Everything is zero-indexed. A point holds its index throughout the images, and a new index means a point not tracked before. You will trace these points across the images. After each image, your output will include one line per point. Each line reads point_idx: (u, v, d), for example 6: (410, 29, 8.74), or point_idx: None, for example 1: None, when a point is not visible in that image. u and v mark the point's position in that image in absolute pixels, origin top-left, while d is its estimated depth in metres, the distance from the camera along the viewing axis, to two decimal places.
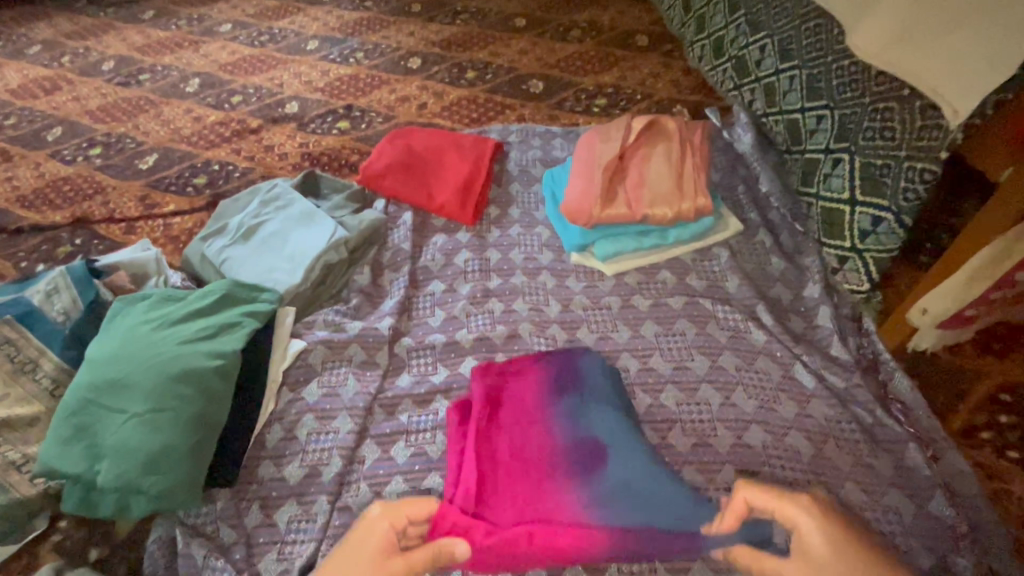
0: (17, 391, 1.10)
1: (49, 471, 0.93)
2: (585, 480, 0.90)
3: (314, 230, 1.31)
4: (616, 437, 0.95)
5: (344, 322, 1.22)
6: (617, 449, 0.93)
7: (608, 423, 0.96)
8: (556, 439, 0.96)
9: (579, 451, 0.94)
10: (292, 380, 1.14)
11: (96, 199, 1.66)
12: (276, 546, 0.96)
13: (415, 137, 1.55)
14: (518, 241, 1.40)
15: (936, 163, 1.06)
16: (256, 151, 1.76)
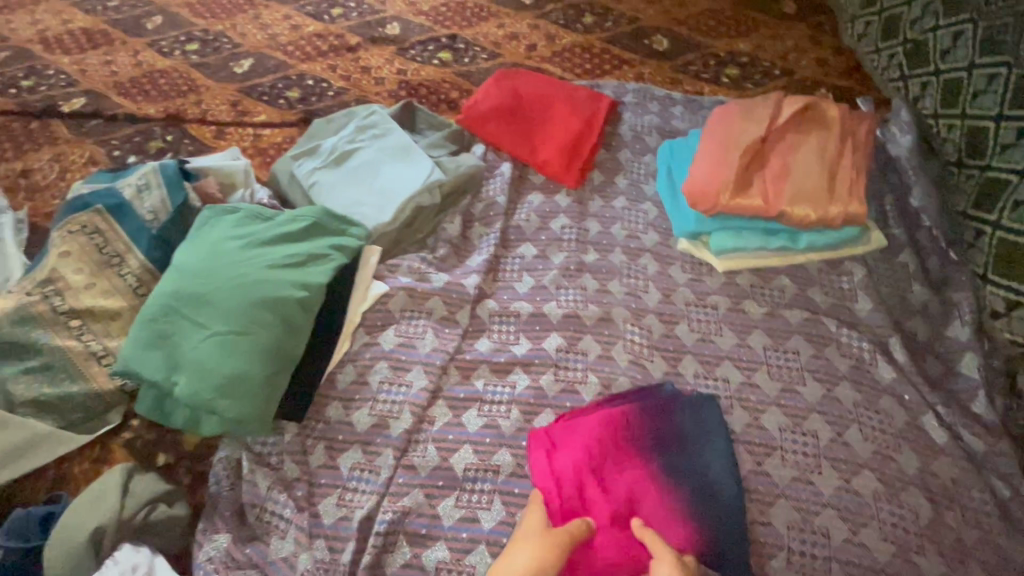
0: (103, 283, 1.11)
1: (129, 371, 0.93)
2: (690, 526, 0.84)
3: (410, 167, 1.22)
4: (717, 498, 0.87)
5: (428, 271, 1.14)
6: (714, 497, 0.87)
7: (701, 464, 0.90)
8: (654, 477, 0.88)
9: (675, 495, 0.86)
10: (368, 323, 1.08)
11: (189, 97, 1.62)
12: (336, 490, 0.93)
13: (523, 81, 1.41)
14: (621, 215, 1.27)
15: None
16: (352, 70, 1.65)
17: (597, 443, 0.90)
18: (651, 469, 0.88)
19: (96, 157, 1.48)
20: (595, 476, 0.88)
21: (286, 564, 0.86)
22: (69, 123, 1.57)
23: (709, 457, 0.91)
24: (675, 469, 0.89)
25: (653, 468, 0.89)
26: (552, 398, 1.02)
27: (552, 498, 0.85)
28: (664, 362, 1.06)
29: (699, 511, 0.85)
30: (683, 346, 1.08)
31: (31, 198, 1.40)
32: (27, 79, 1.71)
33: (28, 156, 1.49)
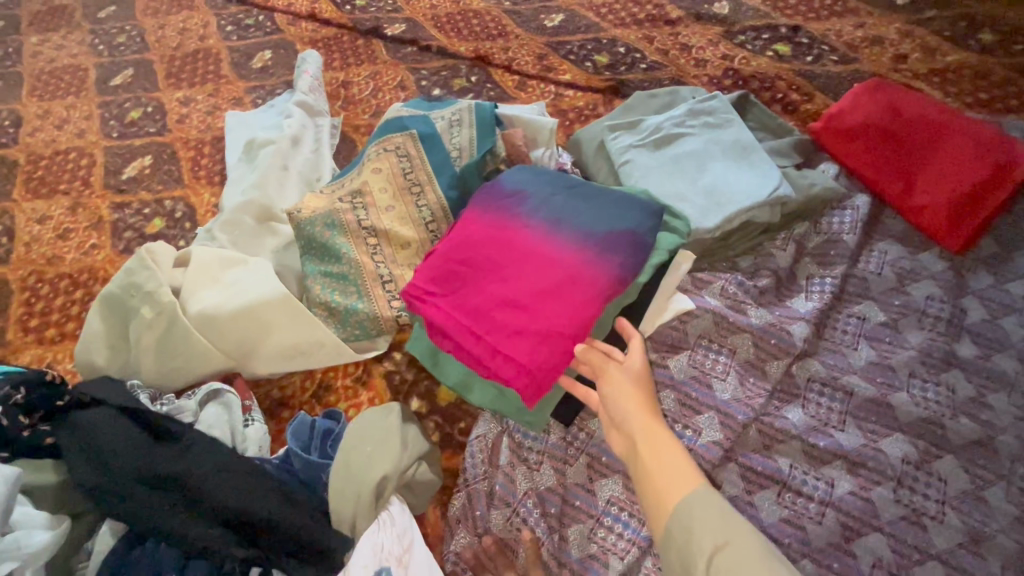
0: (402, 208, 1.10)
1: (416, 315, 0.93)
2: (579, 263, 0.81)
3: (748, 172, 1.02)
4: (589, 226, 0.85)
5: (743, 302, 0.93)
6: (572, 222, 0.86)
7: (552, 202, 0.89)
8: (522, 235, 0.85)
9: (547, 247, 0.83)
10: (662, 339, 0.91)
11: (497, 42, 1.59)
12: (589, 520, 0.79)
13: (907, 98, 1.10)
14: (1020, 306, 0.92)
15: None
16: (670, 46, 1.48)
17: (522, 253, 0.83)
18: (522, 236, 0.85)
19: (405, 83, 1.51)
20: (570, 319, 0.76)
21: None
22: (389, 46, 1.64)
23: (541, 197, 0.90)
24: (529, 212, 0.88)
25: (521, 231, 0.86)
26: (888, 521, 0.76)
27: (517, 371, 0.76)
28: None
29: (569, 243, 0.83)
30: None
31: (344, 108, 1.48)
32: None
33: (349, 69, 1.58)
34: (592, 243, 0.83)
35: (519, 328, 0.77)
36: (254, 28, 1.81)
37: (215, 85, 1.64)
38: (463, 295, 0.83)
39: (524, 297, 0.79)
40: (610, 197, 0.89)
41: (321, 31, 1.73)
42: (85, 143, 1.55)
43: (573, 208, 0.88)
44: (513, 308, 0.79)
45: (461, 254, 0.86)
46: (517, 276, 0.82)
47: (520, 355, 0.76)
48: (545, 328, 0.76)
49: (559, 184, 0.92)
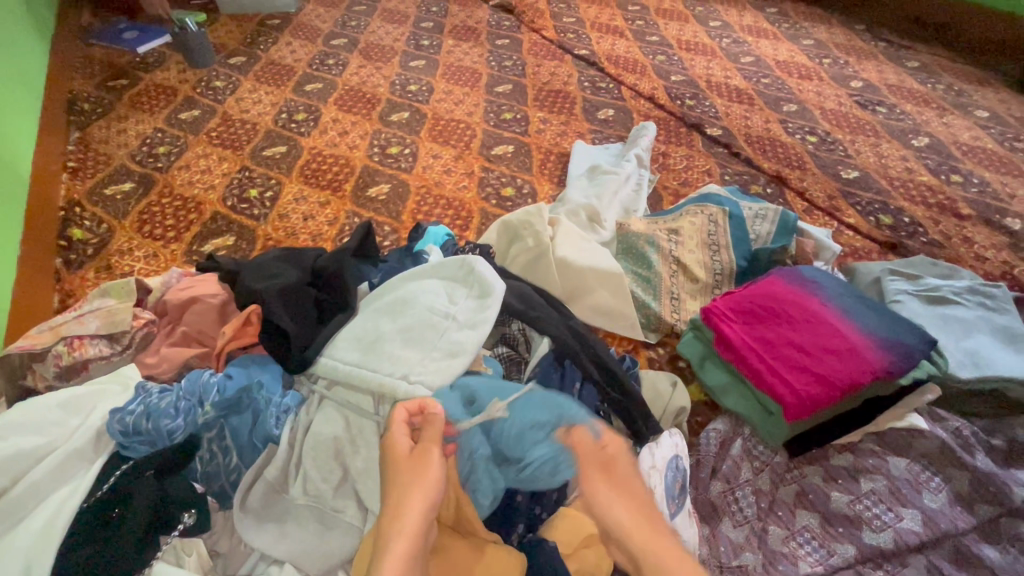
0: (702, 255, 1.45)
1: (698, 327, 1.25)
2: (861, 341, 1.07)
3: (1012, 354, 1.19)
4: (871, 321, 1.12)
5: (974, 448, 1.09)
6: (857, 314, 1.13)
7: (841, 295, 1.18)
8: (815, 305, 1.15)
9: (835, 321, 1.11)
10: (887, 438, 1.11)
11: (795, 170, 1.92)
12: (787, 530, 1.00)
13: None
14: None
15: None
16: (953, 233, 1.68)
17: (814, 318, 1.12)
18: (814, 306, 1.14)
19: (711, 172, 1.91)
20: (843, 376, 1.02)
21: (730, 543, 0.98)
22: (704, 141, 2.06)
23: (832, 287, 1.20)
24: (822, 293, 1.17)
25: (814, 302, 1.15)
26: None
27: (792, 392, 1.03)
28: None
29: (853, 325, 1.10)
30: None
31: (660, 170, 1.91)
32: (691, 101, 2.30)
33: (669, 145, 2.03)
34: (874, 333, 1.09)
35: (797, 366, 1.05)
36: (604, 91, 2.38)
37: (566, 118, 2.20)
38: (757, 330, 1.14)
39: (811, 346, 1.07)
40: (889, 312, 1.16)
41: (654, 112, 2.23)
42: (471, 121, 2.19)
43: (858, 305, 1.16)
44: (800, 351, 1.07)
45: (763, 300, 1.17)
46: (806, 330, 1.10)
47: (798, 383, 1.03)
48: (820, 375, 1.03)
49: (846, 286, 1.22)
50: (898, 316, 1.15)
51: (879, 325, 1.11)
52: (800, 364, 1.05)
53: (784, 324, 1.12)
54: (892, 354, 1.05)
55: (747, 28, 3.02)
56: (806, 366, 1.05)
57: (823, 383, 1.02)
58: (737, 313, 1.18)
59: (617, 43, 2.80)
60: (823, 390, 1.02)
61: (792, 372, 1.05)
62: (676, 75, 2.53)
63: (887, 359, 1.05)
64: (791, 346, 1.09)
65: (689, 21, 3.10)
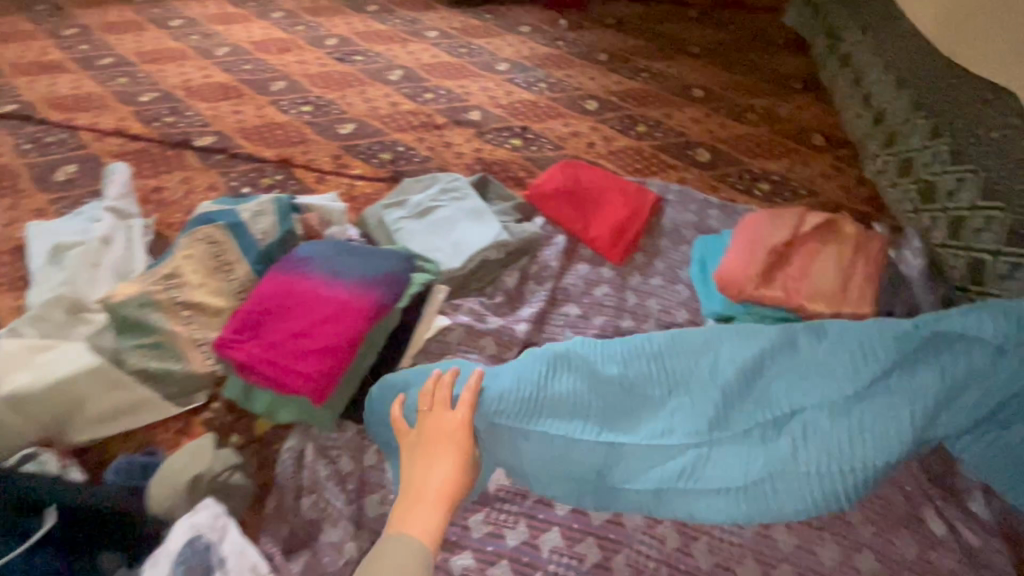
0: (213, 283, 1.30)
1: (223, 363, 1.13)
2: (349, 294, 1.13)
3: (481, 226, 1.44)
4: (357, 270, 1.19)
5: (485, 314, 1.32)
6: (344, 270, 1.19)
7: (328, 258, 1.22)
8: (305, 283, 1.15)
9: (325, 288, 1.14)
10: (430, 350, 1.25)
11: (299, 147, 1.92)
12: (381, 489, 1.04)
13: (586, 173, 1.67)
14: (656, 291, 1.44)
15: None
16: (437, 145, 1.96)
17: (305, 296, 1.12)
18: (304, 285, 1.15)
19: (217, 185, 1.76)
20: (342, 336, 1.06)
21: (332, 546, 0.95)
22: (199, 155, 1.88)
23: (321, 255, 1.23)
24: (311, 268, 1.19)
25: (304, 281, 1.16)
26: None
27: (307, 377, 1.02)
28: None
29: (341, 282, 1.15)
30: None
31: (157, 209, 1.66)
32: (170, 117, 2.05)
33: (160, 176, 1.78)
34: (360, 280, 1.16)
35: (304, 350, 1.05)
36: (57, 145, 1.91)
37: (11, 198, 1.70)
38: (262, 337, 1.08)
39: (307, 326, 1.07)
40: (373, 251, 1.25)
41: (130, 145, 1.91)
42: None
43: (345, 260, 1.22)
44: (301, 334, 1.06)
45: (257, 306, 1.11)
46: (301, 312, 1.10)
47: (307, 367, 1.03)
48: (324, 346, 1.05)
49: (335, 246, 1.26)
50: (380, 253, 1.26)
51: (363, 271, 1.19)
52: (305, 347, 1.05)
53: (283, 318, 1.10)
54: (378, 291, 1.15)
55: (214, 18, 2.83)
56: (309, 346, 1.05)
57: (327, 353, 1.04)
58: (238, 331, 1.09)
59: (57, 81, 2.27)
60: (329, 358, 1.04)
61: (300, 360, 1.04)
62: (147, 94, 2.21)
63: (373, 297, 1.13)
64: (293, 335, 1.07)
65: (145, 28, 2.72)
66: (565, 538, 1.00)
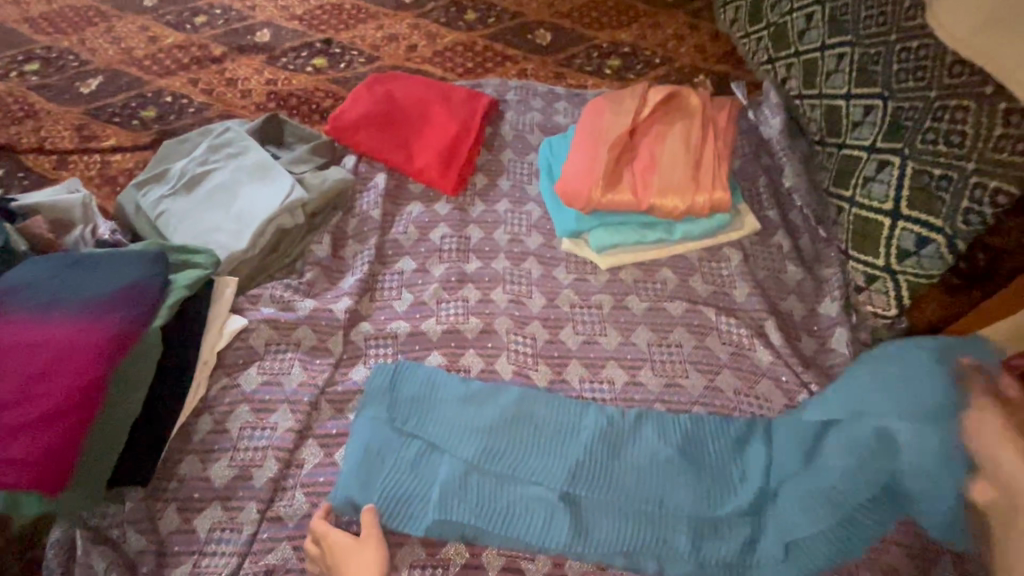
0: None
1: None
2: (76, 331, 0.83)
3: (268, 187, 1.13)
4: (87, 290, 0.88)
5: (294, 299, 1.06)
6: (68, 293, 0.87)
7: (46, 278, 0.89)
8: (10, 324, 0.83)
9: (40, 328, 0.83)
10: (229, 363, 0.99)
11: (25, 124, 1.44)
12: (192, 557, 0.84)
13: (400, 88, 1.35)
14: (503, 218, 1.23)
15: (1017, 185, 0.85)
16: (216, 84, 1.53)
17: (13, 346, 0.82)
18: (8, 328, 0.83)
19: None
20: (72, 393, 0.79)
21: None
22: None
23: (33, 275, 0.89)
24: (18, 299, 0.86)
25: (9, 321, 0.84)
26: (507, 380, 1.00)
27: (27, 463, 0.75)
28: (548, 370, 1.02)
29: (64, 314, 0.85)
30: (569, 350, 1.04)
31: None
32: None
33: None
34: (90, 304, 0.86)
35: (18, 426, 0.77)
36: None
37: None
38: None
39: (19, 390, 0.79)
40: (112, 256, 0.93)
41: None
42: None
43: (70, 277, 0.89)
44: (12, 404, 0.78)
45: None
46: (9, 372, 0.80)
47: (25, 448, 0.76)
48: (47, 414, 0.78)
49: (58, 258, 0.92)
50: (124, 256, 0.93)
51: (95, 289, 0.88)
52: (19, 422, 0.77)
53: None
54: (117, 316, 0.85)
55: None
56: (25, 419, 0.77)
57: (53, 424, 0.77)
58: None
59: None
60: (57, 429, 0.77)
61: (15, 440, 0.76)
62: None
63: (110, 327, 0.84)
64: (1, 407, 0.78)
65: None
66: (427, 547, 0.85)
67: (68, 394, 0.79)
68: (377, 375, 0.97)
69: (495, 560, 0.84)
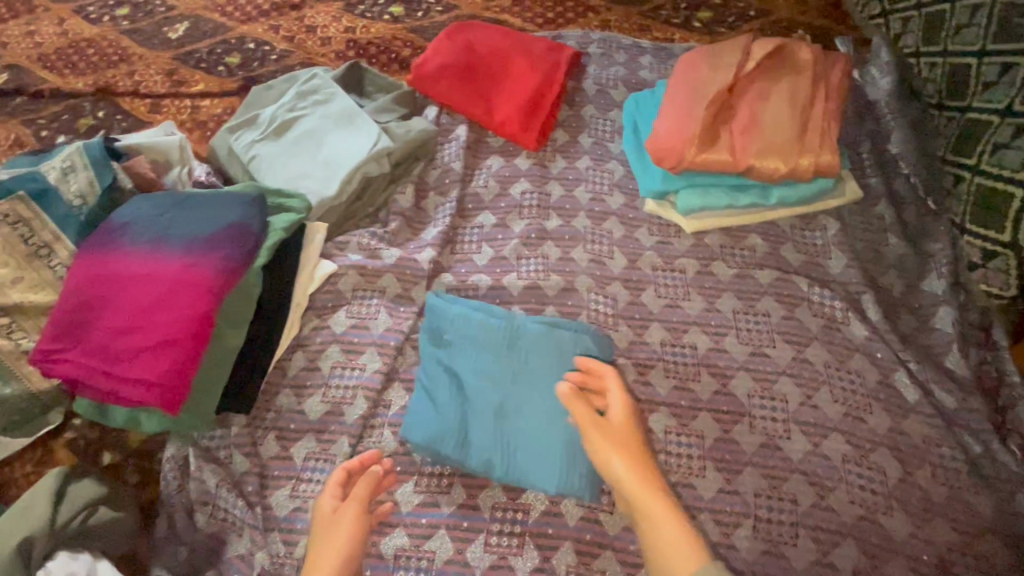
0: (31, 275, 1.01)
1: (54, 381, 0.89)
2: (185, 265, 0.86)
3: (353, 135, 1.14)
4: (196, 228, 0.91)
5: (380, 248, 1.08)
6: (177, 230, 0.91)
7: (160, 216, 0.93)
8: (129, 257, 0.89)
9: (157, 260, 0.88)
10: (319, 306, 1.03)
11: (121, 68, 1.49)
12: (290, 482, 0.89)
13: (481, 37, 1.31)
14: (584, 176, 1.20)
15: None
16: (296, 31, 1.53)
17: (134, 277, 0.87)
18: (129, 260, 0.88)
19: (23, 140, 1.37)
20: (182, 323, 0.82)
21: (241, 561, 0.84)
22: None
23: (149, 212, 0.94)
24: (137, 235, 0.91)
25: (129, 255, 0.89)
26: None
27: (149, 386, 0.80)
28: (629, 331, 1.01)
29: (177, 248, 0.89)
30: (651, 313, 1.03)
31: None
32: None
33: None
34: (199, 241, 0.89)
35: (138, 351, 0.82)
36: None
37: None
38: (89, 342, 0.85)
39: (139, 318, 0.84)
40: (216, 197, 0.96)
41: None
42: None
43: (179, 215, 0.93)
44: (134, 331, 0.83)
45: (76, 303, 0.86)
46: (131, 301, 0.85)
47: (147, 372, 0.81)
48: (161, 341, 0.81)
49: (169, 197, 0.97)
50: (227, 195, 0.96)
51: (203, 227, 0.91)
52: (140, 348, 0.82)
53: (110, 312, 0.85)
54: (222, 253, 0.88)
55: None
56: (145, 346, 0.82)
57: (167, 350, 0.81)
58: (59, 340, 0.85)
59: None
60: (169, 355, 0.81)
61: (137, 365, 0.81)
62: None
63: (217, 262, 0.87)
64: (125, 335, 0.83)
65: None
66: (507, 491, 0.88)
67: (179, 324, 0.82)
68: (454, 313, 0.96)
69: (573, 510, 0.86)
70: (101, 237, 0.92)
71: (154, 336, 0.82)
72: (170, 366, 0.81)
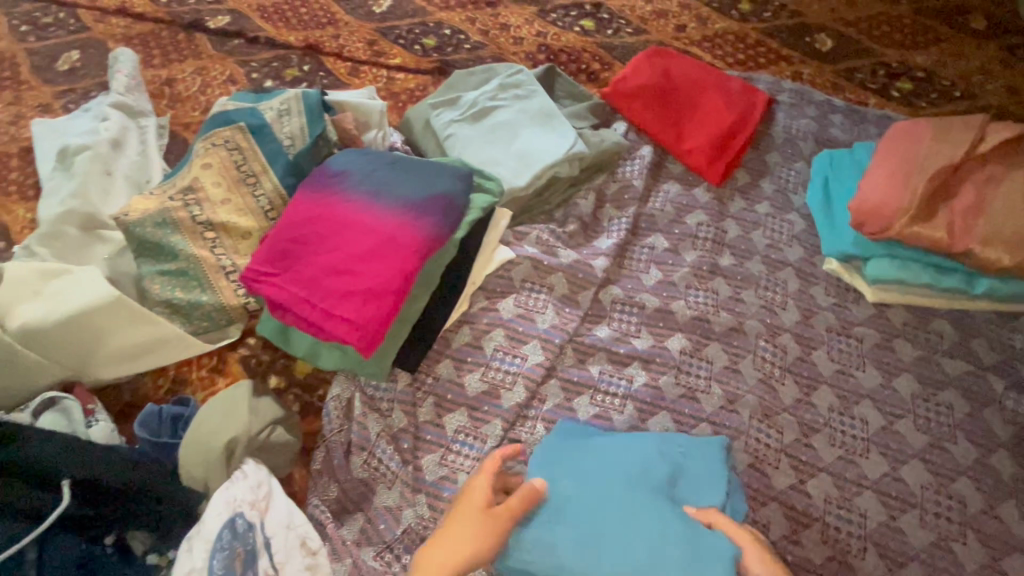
0: (238, 199, 1.09)
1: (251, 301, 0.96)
2: (397, 223, 0.92)
3: (550, 134, 1.17)
4: (408, 191, 0.96)
5: (556, 246, 1.09)
6: (391, 188, 0.96)
7: (374, 171, 0.99)
8: (346, 204, 0.94)
9: (371, 212, 0.93)
10: (490, 287, 1.05)
11: (327, 30, 1.61)
12: (440, 449, 0.91)
13: (680, 65, 1.33)
14: (763, 221, 1.17)
15: None
16: (491, 27, 1.60)
17: (347, 224, 0.92)
18: (345, 208, 0.94)
19: (235, 78, 1.50)
20: (390, 276, 0.87)
21: (389, 513, 0.87)
22: (214, 39, 1.59)
23: (366, 166, 1.00)
24: (353, 185, 0.97)
25: (344, 202, 0.95)
26: (750, 385, 0.97)
27: (355, 328, 0.85)
28: (796, 388, 0.97)
29: (389, 206, 0.94)
30: (821, 375, 0.99)
31: (171, 107, 1.44)
32: None
33: (171, 66, 1.53)
34: (411, 203, 0.94)
35: (348, 293, 0.87)
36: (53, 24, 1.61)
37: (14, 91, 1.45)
38: (297, 272, 0.90)
39: (349, 263, 0.89)
40: (426, 165, 1.01)
41: (136, 27, 1.62)
42: None
43: (393, 175, 0.99)
44: (343, 273, 0.89)
45: (293, 234, 0.93)
46: (343, 245, 0.91)
47: (353, 314, 0.86)
48: (371, 289, 0.86)
49: (383, 155, 1.02)
50: (436, 166, 1.01)
51: (414, 191, 0.96)
52: (347, 292, 0.87)
53: (322, 251, 0.91)
54: (429, 221, 0.93)
55: None
56: (352, 290, 0.87)
57: (373, 299, 0.86)
58: (270, 265, 0.91)
59: None
60: (375, 303, 0.86)
61: (344, 306, 0.86)
62: None
63: (427, 227, 0.92)
64: (334, 275, 0.89)
65: None
66: None
67: (387, 276, 0.87)
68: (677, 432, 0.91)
69: None
70: (320, 180, 0.99)
71: (360, 283, 0.87)
72: (374, 314, 0.86)
